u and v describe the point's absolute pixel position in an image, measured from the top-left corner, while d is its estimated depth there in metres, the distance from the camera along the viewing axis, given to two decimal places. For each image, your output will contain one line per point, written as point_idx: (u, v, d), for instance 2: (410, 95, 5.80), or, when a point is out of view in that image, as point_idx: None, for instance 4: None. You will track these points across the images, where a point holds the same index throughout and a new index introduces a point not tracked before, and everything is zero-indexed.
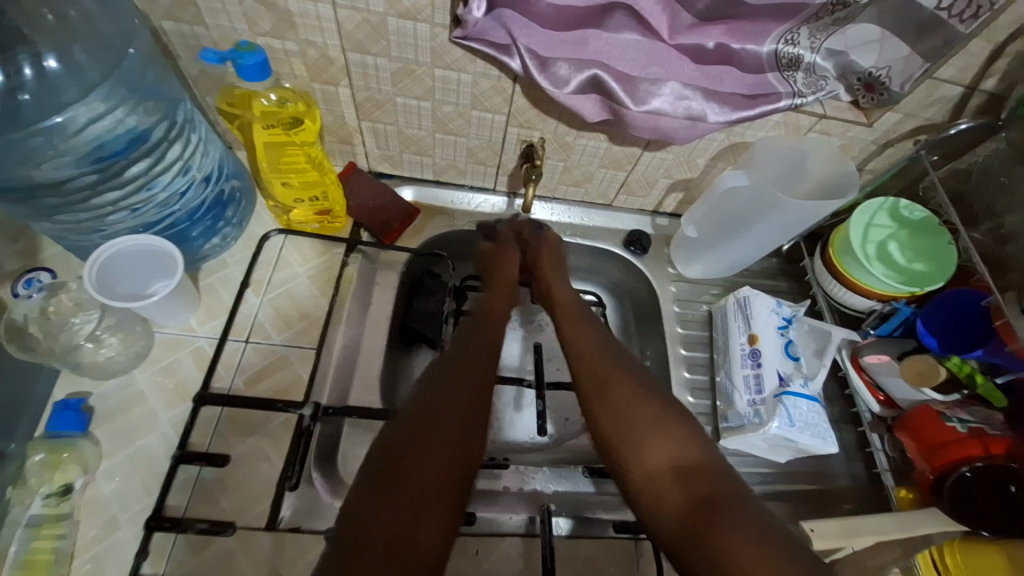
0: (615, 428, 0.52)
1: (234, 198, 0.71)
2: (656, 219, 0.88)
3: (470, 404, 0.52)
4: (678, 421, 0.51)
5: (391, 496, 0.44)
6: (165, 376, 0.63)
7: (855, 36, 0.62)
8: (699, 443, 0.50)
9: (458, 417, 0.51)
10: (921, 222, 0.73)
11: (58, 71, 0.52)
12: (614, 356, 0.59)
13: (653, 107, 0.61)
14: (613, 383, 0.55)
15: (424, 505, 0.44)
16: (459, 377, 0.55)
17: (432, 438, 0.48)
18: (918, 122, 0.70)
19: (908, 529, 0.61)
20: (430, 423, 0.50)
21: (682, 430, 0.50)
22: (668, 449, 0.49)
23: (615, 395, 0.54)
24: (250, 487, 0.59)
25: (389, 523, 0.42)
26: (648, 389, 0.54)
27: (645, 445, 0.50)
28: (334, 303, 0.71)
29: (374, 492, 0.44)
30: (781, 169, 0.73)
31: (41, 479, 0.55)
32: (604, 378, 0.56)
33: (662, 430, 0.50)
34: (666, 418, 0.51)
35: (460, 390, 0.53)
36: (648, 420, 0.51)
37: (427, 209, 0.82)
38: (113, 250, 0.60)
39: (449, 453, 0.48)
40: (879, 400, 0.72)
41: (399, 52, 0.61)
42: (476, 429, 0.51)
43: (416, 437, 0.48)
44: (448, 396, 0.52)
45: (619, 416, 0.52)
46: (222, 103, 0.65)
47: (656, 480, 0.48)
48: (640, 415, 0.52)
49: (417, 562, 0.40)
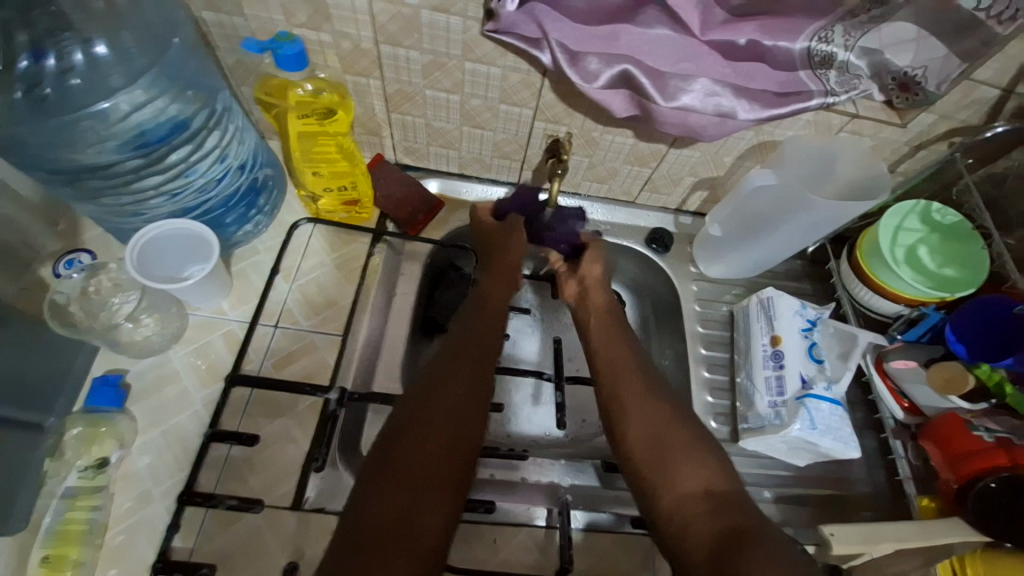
0: (644, 450, 0.53)
1: (267, 186, 0.73)
2: (679, 218, 0.88)
3: (471, 389, 0.54)
4: (708, 450, 0.53)
5: (391, 483, 0.45)
6: (197, 357, 0.65)
7: (890, 34, 0.60)
8: (728, 473, 0.51)
9: (458, 403, 0.52)
10: (955, 226, 0.71)
11: (106, 56, 0.54)
12: (645, 374, 0.60)
13: (682, 103, 0.61)
14: (644, 405, 0.57)
15: (422, 492, 0.46)
16: (460, 365, 0.56)
17: (434, 423, 0.50)
18: (954, 124, 0.68)
19: (930, 537, 0.60)
20: (429, 409, 0.51)
21: (713, 458, 0.52)
22: (698, 476, 0.50)
23: (647, 418, 0.56)
24: (275, 467, 0.60)
25: (392, 507, 0.44)
26: (674, 412, 0.56)
27: (677, 471, 0.51)
28: (359, 292, 0.72)
29: (377, 479, 0.46)
30: (810, 168, 0.72)
31: (78, 453, 0.58)
32: (638, 399, 0.57)
33: (695, 458, 0.52)
34: (698, 447, 0.53)
35: (459, 374, 0.55)
36: (680, 444, 0.53)
37: (450, 202, 0.83)
38: (162, 231, 0.62)
39: (448, 435, 0.50)
40: (904, 406, 0.71)
41: (431, 45, 0.62)
42: (474, 411, 0.53)
43: (418, 418, 0.50)
44: (448, 382, 0.54)
45: (652, 439, 0.54)
46: (260, 92, 0.68)
47: (688, 509, 0.49)
48: (673, 439, 0.53)
49: (420, 541, 0.43)
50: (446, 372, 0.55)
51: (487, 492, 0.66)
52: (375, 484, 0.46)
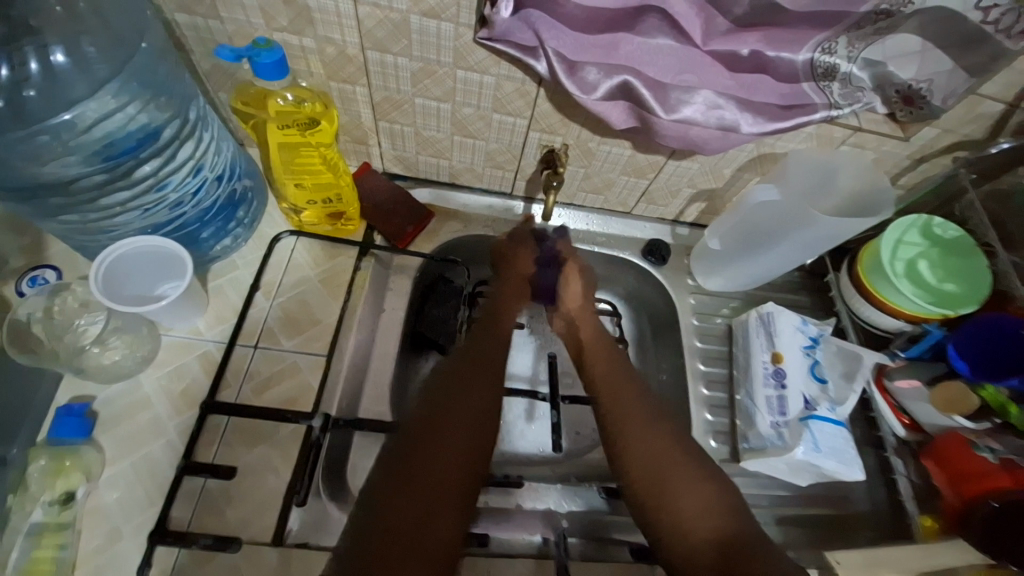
0: (646, 482, 0.50)
1: (246, 198, 0.69)
2: (676, 229, 0.85)
3: (484, 402, 0.53)
4: (715, 484, 0.49)
5: (399, 495, 0.44)
6: (171, 381, 0.61)
7: (894, 46, 0.58)
8: (736, 508, 0.48)
9: (469, 421, 0.51)
10: (955, 241, 0.70)
11: (65, 65, 0.49)
12: (645, 398, 0.57)
13: (684, 116, 0.59)
14: (644, 432, 0.53)
15: (434, 499, 0.45)
16: (475, 381, 0.55)
17: (447, 440, 0.49)
18: (957, 138, 0.67)
19: (930, 561, 0.59)
20: (444, 419, 0.50)
21: (717, 483, 0.50)
22: (698, 501, 0.48)
23: (648, 442, 0.53)
24: (255, 499, 0.57)
25: (401, 524, 0.43)
26: (680, 444, 0.53)
27: (679, 498, 0.48)
28: (345, 309, 0.68)
29: (392, 494, 0.45)
30: (811, 182, 0.70)
31: (42, 487, 0.54)
32: (638, 421, 0.54)
33: (699, 485, 0.49)
34: (700, 471, 0.50)
35: (473, 391, 0.53)
36: (683, 479, 0.50)
37: (441, 212, 0.80)
38: (135, 248, 0.59)
39: (462, 449, 0.49)
40: (904, 423, 0.69)
41: (420, 51, 0.59)
42: (487, 426, 0.52)
43: (431, 435, 0.49)
44: (461, 393, 0.53)
45: (654, 472, 0.51)
46: (237, 101, 0.64)
47: (694, 542, 0.46)
48: (673, 467, 0.50)
49: (428, 557, 0.42)
50: (458, 385, 0.54)
51: (481, 522, 0.64)
52: (388, 491, 0.45)
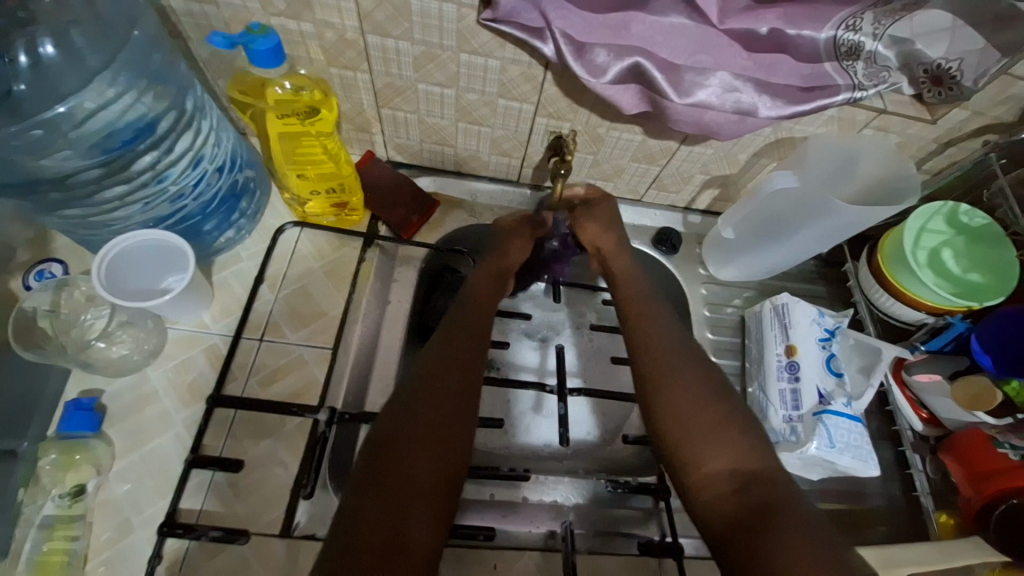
0: (671, 424, 0.51)
1: (248, 188, 0.68)
2: (688, 216, 0.83)
3: (455, 400, 0.50)
4: (738, 428, 0.49)
5: (374, 499, 0.42)
6: (178, 374, 0.62)
7: (922, 23, 0.55)
8: (758, 450, 0.48)
9: (444, 410, 0.49)
10: (983, 229, 0.67)
11: (55, 57, 0.48)
12: (683, 349, 0.56)
13: (698, 99, 0.56)
14: (676, 379, 0.53)
15: (430, 442, 0.47)
16: (455, 370, 0.53)
17: (424, 430, 0.47)
18: (987, 121, 0.63)
19: (949, 560, 0.57)
20: (440, 375, 0.52)
21: (743, 439, 0.48)
22: (723, 450, 0.48)
23: (677, 396, 0.52)
24: (263, 492, 0.57)
25: (379, 525, 0.41)
26: (711, 390, 0.52)
27: (702, 450, 0.48)
28: (350, 302, 0.68)
29: (365, 499, 0.42)
30: (829, 168, 0.67)
31: (54, 479, 0.54)
32: (670, 375, 0.54)
33: (724, 441, 0.48)
34: (728, 425, 0.49)
35: (440, 390, 0.51)
36: (706, 424, 0.50)
37: (446, 202, 0.78)
38: (138, 241, 0.58)
39: (435, 452, 0.47)
40: (922, 417, 0.67)
41: (422, 35, 0.57)
42: (459, 428, 0.49)
43: (402, 441, 0.46)
44: (428, 395, 0.50)
45: (681, 418, 0.50)
46: (234, 90, 0.62)
47: (711, 480, 0.47)
48: (702, 419, 0.50)
49: (410, 560, 0.40)
50: (426, 384, 0.51)
51: (488, 515, 0.64)
52: (362, 495, 0.43)
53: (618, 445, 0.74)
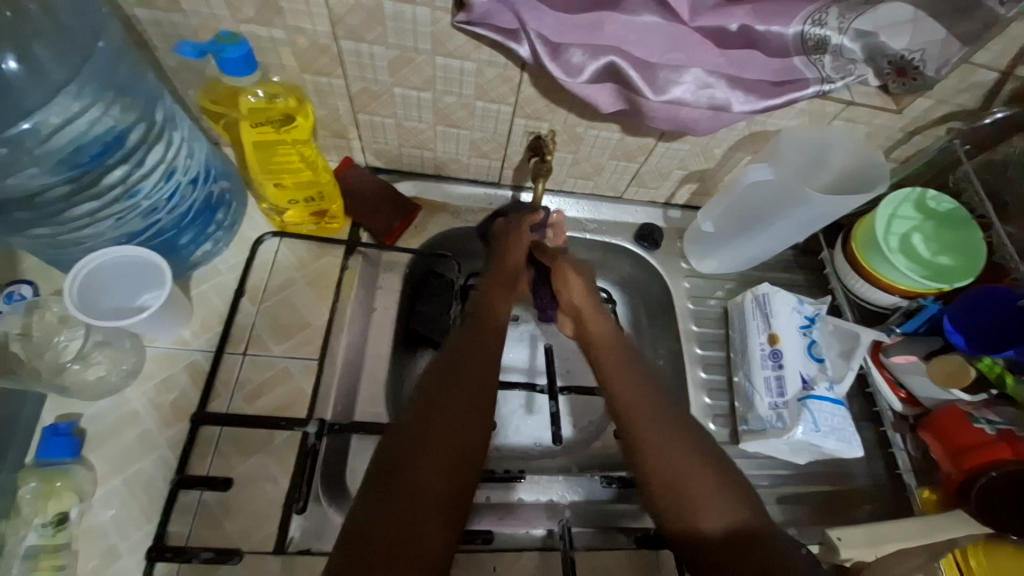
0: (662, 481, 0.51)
1: (224, 200, 0.67)
2: (668, 212, 0.84)
3: (471, 401, 0.51)
4: (732, 484, 0.50)
5: (388, 503, 0.43)
6: (159, 394, 0.60)
7: (885, 15, 0.56)
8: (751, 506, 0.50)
9: (440, 460, 0.47)
10: (949, 213, 0.70)
11: (19, 73, 0.46)
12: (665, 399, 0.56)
13: (674, 96, 0.57)
14: (668, 434, 0.53)
15: (427, 498, 0.44)
16: (449, 414, 0.50)
17: (420, 483, 0.45)
18: (949, 108, 0.66)
19: (932, 533, 0.60)
20: (434, 420, 0.49)
21: (736, 496, 0.50)
22: (713, 499, 0.49)
23: (668, 454, 0.52)
24: (254, 509, 0.56)
25: (386, 535, 0.42)
26: (702, 444, 0.53)
27: (702, 509, 0.49)
28: (335, 311, 0.67)
29: (379, 504, 0.43)
30: (802, 160, 0.69)
31: (34, 510, 0.52)
32: (659, 431, 0.53)
33: (721, 499, 0.49)
34: (722, 482, 0.50)
35: (457, 391, 0.51)
36: (702, 484, 0.50)
37: (428, 206, 0.78)
38: (114, 257, 0.56)
39: (449, 452, 0.47)
40: (901, 397, 0.70)
41: (396, 39, 0.56)
42: (477, 430, 0.50)
43: (418, 443, 0.47)
44: (446, 398, 0.51)
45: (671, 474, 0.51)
46: (206, 100, 0.61)
47: (710, 538, 0.48)
48: (694, 481, 0.50)
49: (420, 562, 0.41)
50: (446, 387, 0.52)
51: (485, 519, 0.64)
52: (375, 499, 0.44)
53: (610, 440, 0.75)
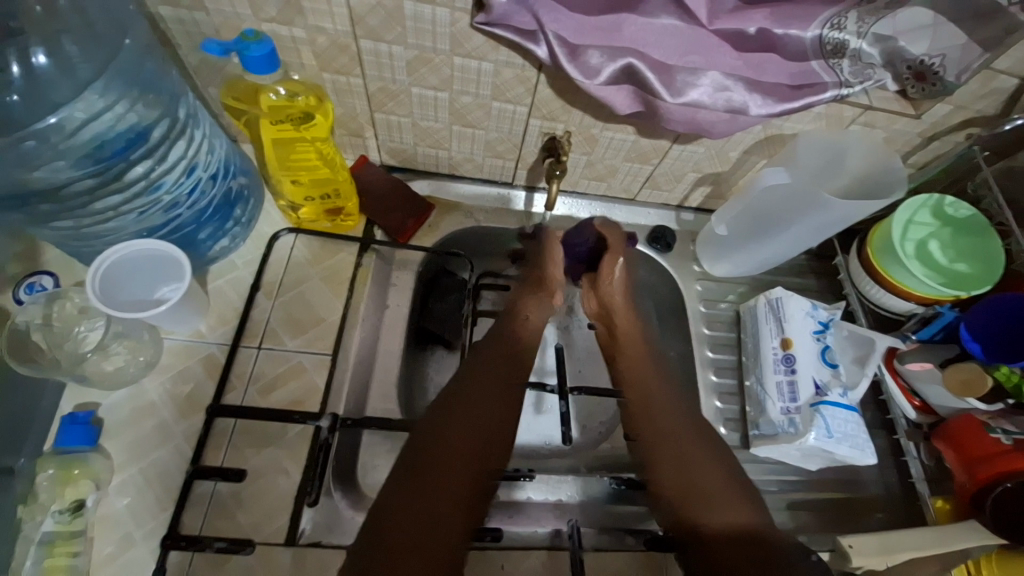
0: (675, 481, 0.56)
1: (242, 196, 0.68)
2: (681, 214, 0.84)
3: (501, 407, 0.56)
4: (739, 489, 0.55)
5: (419, 490, 0.47)
6: (176, 385, 0.61)
7: (905, 19, 0.56)
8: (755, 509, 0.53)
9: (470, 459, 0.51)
10: (968, 220, 0.69)
11: (47, 67, 0.49)
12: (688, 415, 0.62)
13: (691, 99, 0.57)
14: (684, 442, 0.59)
15: (455, 490, 0.48)
16: (476, 417, 0.54)
17: (447, 475, 0.48)
18: (969, 114, 0.65)
19: (943, 543, 0.59)
20: (465, 419, 0.53)
21: (742, 498, 0.54)
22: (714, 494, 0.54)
23: (687, 461, 0.57)
24: (266, 501, 0.57)
25: (411, 515, 0.45)
26: (715, 453, 0.58)
27: (710, 506, 0.53)
28: (348, 307, 0.67)
29: (404, 487, 0.47)
30: (818, 164, 0.69)
31: (52, 496, 0.53)
32: (678, 441, 0.59)
33: (723, 497, 0.54)
34: (729, 485, 0.55)
35: (486, 391, 0.56)
36: (714, 486, 0.55)
37: (442, 205, 0.78)
38: (136, 250, 0.57)
39: (472, 446, 0.51)
40: (915, 405, 0.69)
41: (415, 39, 0.57)
42: (500, 431, 0.54)
43: (443, 436, 0.51)
44: (472, 398, 0.55)
45: (683, 479, 0.56)
46: (227, 97, 0.61)
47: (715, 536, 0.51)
48: (704, 483, 0.55)
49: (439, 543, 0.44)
50: (473, 394, 0.56)
51: (494, 517, 0.64)
52: (401, 482, 0.47)
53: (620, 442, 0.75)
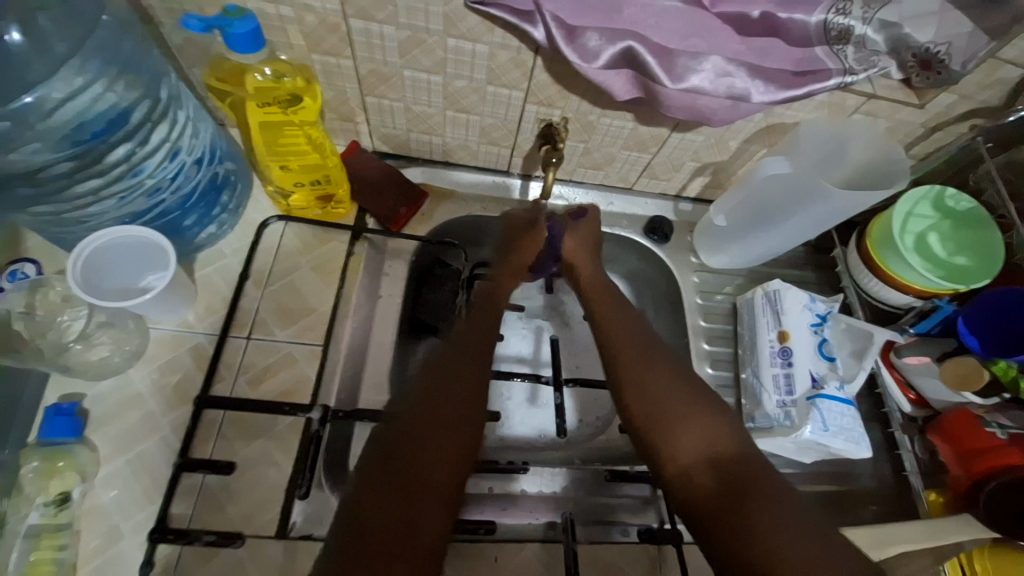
0: (643, 411, 0.49)
1: (230, 181, 0.66)
2: (679, 204, 0.83)
3: (469, 393, 0.50)
4: (715, 416, 0.48)
5: (383, 495, 0.42)
6: (163, 376, 0.59)
7: (911, 5, 0.55)
8: (733, 434, 0.47)
9: (431, 454, 0.45)
10: (968, 213, 0.68)
11: (21, 44, 0.45)
12: (648, 338, 0.56)
13: (692, 84, 0.55)
14: (646, 366, 0.52)
15: (419, 498, 0.43)
16: (441, 409, 0.48)
17: (408, 476, 0.43)
18: (973, 104, 0.64)
19: (937, 537, 0.59)
20: (429, 415, 0.48)
21: (717, 424, 0.47)
22: (699, 443, 0.46)
23: (647, 385, 0.51)
24: (256, 493, 0.56)
25: (386, 528, 0.40)
26: (681, 375, 0.52)
27: (674, 435, 0.47)
28: (340, 297, 0.66)
29: (376, 492, 0.42)
30: (820, 153, 0.67)
31: (37, 488, 0.52)
32: (641, 369, 0.52)
33: (700, 423, 0.47)
34: (701, 411, 0.48)
35: (454, 381, 0.51)
36: (679, 412, 0.48)
37: (436, 193, 0.77)
38: (119, 236, 0.56)
39: (451, 441, 0.47)
40: (911, 399, 0.69)
41: (407, 19, 0.55)
42: (473, 426, 0.49)
43: (415, 424, 0.47)
44: (443, 393, 0.49)
45: (650, 405, 0.50)
46: (212, 78, 0.59)
47: (687, 470, 0.45)
48: (669, 408, 0.49)
49: (413, 558, 0.40)
50: (440, 384, 0.50)
51: (487, 509, 0.64)
52: (371, 485, 0.43)
53: (615, 434, 0.74)
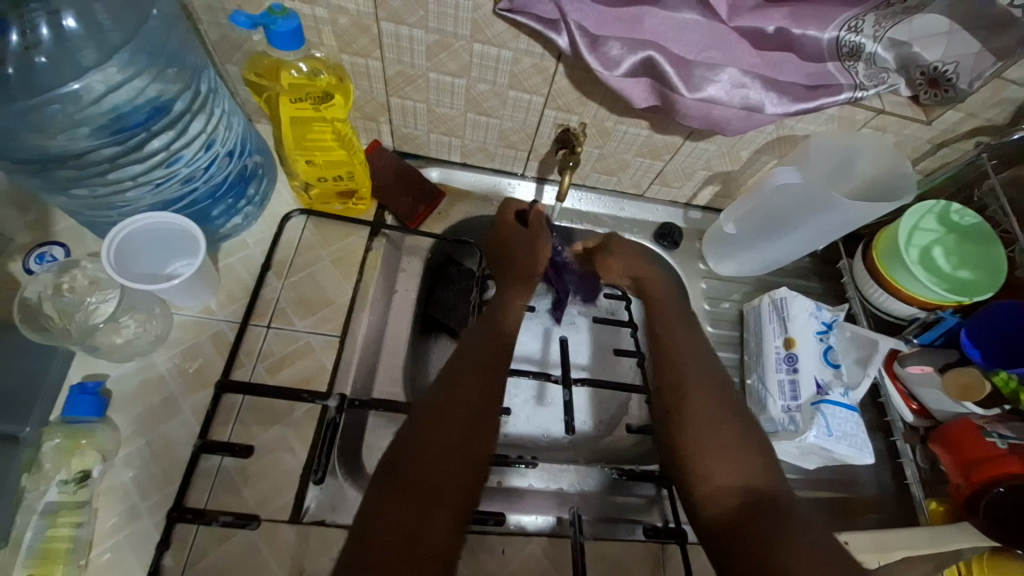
0: (684, 439, 0.53)
1: (257, 174, 0.68)
2: (689, 212, 0.84)
3: (484, 395, 0.52)
4: (750, 446, 0.51)
5: (395, 491, 0.43)
6: (184, 361, 0.61)
7: (921, 26, 0.57)
8: (765, 466, 0.50)
9: (451, 451, 0.47)
10: (973, 228, 0.69)
11: (76, 31, 0.49)
12: (697, 364, 0.59)
13: (708, 94, 0.57)
14: (694, 395, 0.56)
15: (429, 498, 0.44)
16: (456, 407, 0.50)
17: (428, 470, 0.45)
18: (979, 122, 0.66)
19: (941, 543, 0.60)
20: (448, 411, 0.49)
21: (753, 453, 0.51)
22: (737, 473, 0.49)
23: (691, 411, 0.54)
24: (272, 477, 0.57)
25: (399, 521, 0.42)
26: (726, 405, 0.55)
27: (711, 461, 0.50)
28: (358, 289, 0.68)
29: (390, 501, 0.43)
30: (829, 167, 0.69)
31: (57, 465, 0.53)
32: (685, 394, 0.56)
33: (735, 452, 0.50)
34: (741, 441, 0.51)
35: (470, 382, 0.52)
36: (720, 440, 0.51)
37: (453, 193, 0.79)
38: (149, 224, 0.58)
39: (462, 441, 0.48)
40: (913, 409, 0.70)
41: (436, 23, 0.57)
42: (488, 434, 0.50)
43: (436, 418, 0.49)
44: (459, 389, 0.52)
45: (692, 432, 0.53)
46: (249, 73, 0.61)
47: (721, 496, 0.48)
48: (710, 436, 0.52)
49: (428, 562, 0.40)
50: (458, 384, 0.52)
51: (494, 501, 0.65)
52: (385, 497, 0.43)
53: (622, 434, 0.75)
